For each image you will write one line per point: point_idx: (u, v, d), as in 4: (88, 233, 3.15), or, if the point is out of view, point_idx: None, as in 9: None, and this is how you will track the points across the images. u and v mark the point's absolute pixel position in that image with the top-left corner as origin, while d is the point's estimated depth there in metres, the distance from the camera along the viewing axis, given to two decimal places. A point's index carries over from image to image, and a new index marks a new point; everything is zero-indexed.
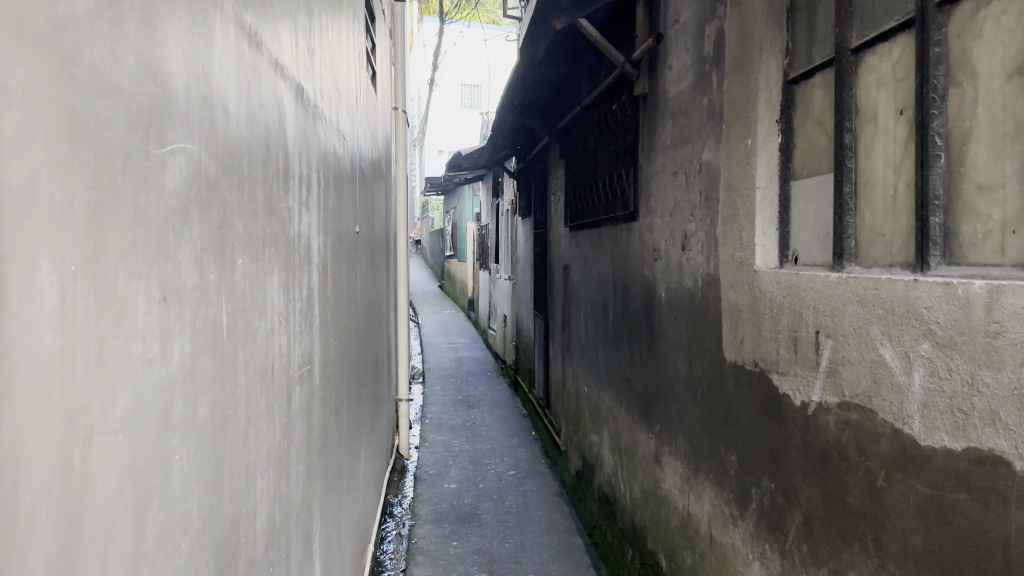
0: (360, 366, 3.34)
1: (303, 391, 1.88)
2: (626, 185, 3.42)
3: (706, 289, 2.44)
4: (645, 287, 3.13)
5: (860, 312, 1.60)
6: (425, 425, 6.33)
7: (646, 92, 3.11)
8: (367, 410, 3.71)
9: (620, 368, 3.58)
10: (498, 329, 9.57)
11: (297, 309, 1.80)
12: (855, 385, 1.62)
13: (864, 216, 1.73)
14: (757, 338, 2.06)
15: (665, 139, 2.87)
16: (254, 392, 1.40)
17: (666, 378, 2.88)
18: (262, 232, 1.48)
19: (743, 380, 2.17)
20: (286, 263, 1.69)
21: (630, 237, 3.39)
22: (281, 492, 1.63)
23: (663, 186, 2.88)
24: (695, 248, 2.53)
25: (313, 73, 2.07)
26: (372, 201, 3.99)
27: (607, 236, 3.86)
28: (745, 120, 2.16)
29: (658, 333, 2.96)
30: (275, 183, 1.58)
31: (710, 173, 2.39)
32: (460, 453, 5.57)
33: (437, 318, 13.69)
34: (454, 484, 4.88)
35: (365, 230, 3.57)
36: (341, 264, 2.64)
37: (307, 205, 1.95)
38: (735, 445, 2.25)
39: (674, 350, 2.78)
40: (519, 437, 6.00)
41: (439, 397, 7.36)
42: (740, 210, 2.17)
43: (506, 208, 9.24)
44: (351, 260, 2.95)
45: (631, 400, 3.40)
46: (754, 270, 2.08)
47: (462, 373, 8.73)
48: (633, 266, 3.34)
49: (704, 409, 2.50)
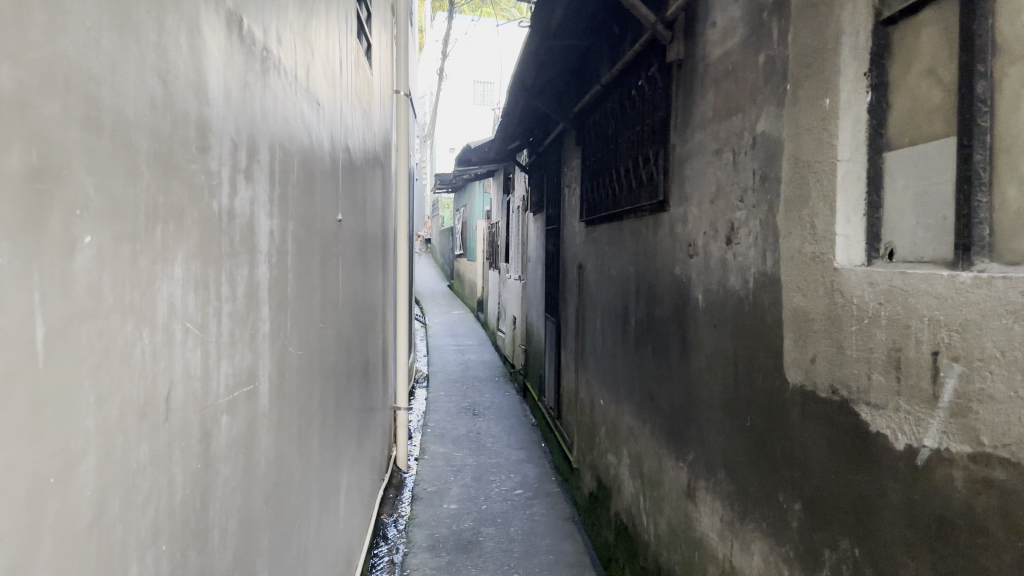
0: (342, 375, 2.87)
1: (237, 420, 1.41)
2: (654, 170, 2.93)
3: (759, 293, 1.96)
4: (676, 289, 2.64)
5: (1013, 327, 1.12)
6: (426, 434, 5.85)
7: (680, 59, 2.62)
8: (353, 425, 3.24)
9: (643, 384, 3.09)
10: (507, 332, 9.08)
11: (224, 312, 1.33)
12: (1000, 431, 1.14)
13: (1007, 195, 1.25)
14: (838, 357, 1.58)
15: (705, 113, 2.39)
16: (127, 440, 0.93)
17: (702, 398, 2.39)
18: (148, 200, 1.01)
19: (815, 409, 1.69)
20: (203, 247, 1.23)
21: (658, 232, 2.89)
22: (191, 568, 1.17)
23: (702, 168, 2.39)
24: (745, 241, 2.05)
25: (261, 9, 1.61)
26: (362, 189, 3.52)
27: (629, 230, 3.38)
28: (820, 75, 1.67)
29: (692, 343, 2.47)
30: (178, 133, 1.12)
31: (770, 147, 1.91)
32: (462, 468, 5.08)
33: (445, 319, 13.20)
34: (454, 504, 4.40)
35: (352, 222, 3.11)
36: (311, 257, 2.17)
37: (247, 175, 1.48)
38: (799, 490, 1.77)
39: (713, 364, 2.30)
40: (527, 451, 5.51)
41: (443, 405, 6.87)
42: (812, 191, 1.69)
43: (516, 205, 8.80)
44: (329, 253, 2.48)
45: (656, 420, 2.92)
46: (834, 269, 1.60)
47: (468, 379, 8.25)
48: (660, 264, 2.86)
49: (752, 439, 2.02)
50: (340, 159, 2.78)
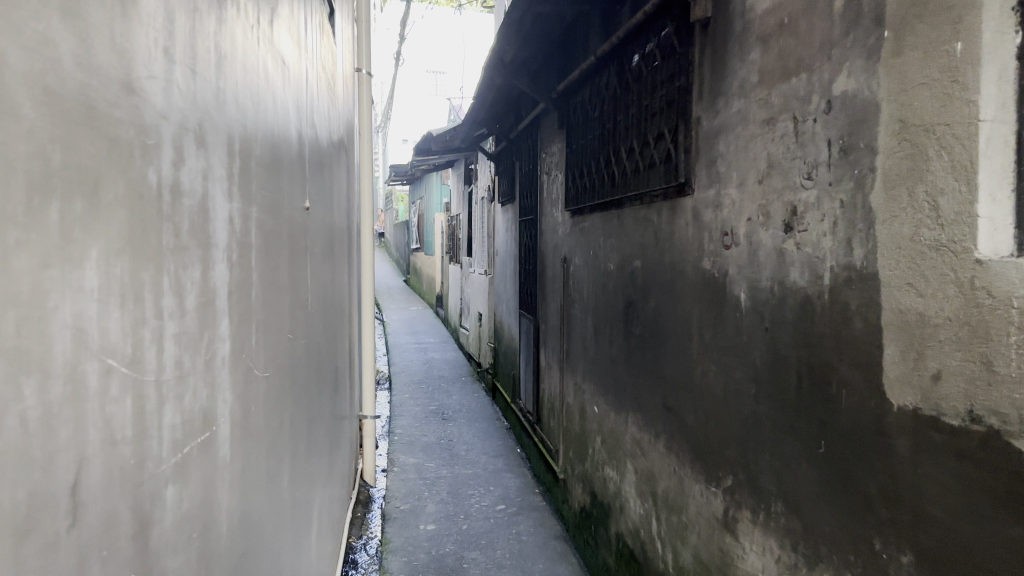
0: (312, 392, 2.44)
1: (189, 486, 1.00)
2: (667, 149, 2.53)
3: (845, 291, 1.58)
4: (705, 286, 2.26)
5: None
6: (393, 443, 5.41)
7: (708, 17, 2.24)
8: (322, 447, 2.81)
9: (657, 392, 2.71)
10: (472, 329, 8.66)
11: (169, 335, 0.91)
12: None
13: None
14: (984, 375, 1.22)
15: (747, 77, 2.02)
16: None
17: (746, 415, 2.02)
18: (30, 161, 0.59)
19: (940, 439, 1.33)
20: (133, 242, 0.80)
21: (676, 220, 2.51)
22: None
23: (743, 142, 2.02)
24: (815, 228, 1.69)
25: None
26: (328, 172, 3.06)
27: (631, 219, 2.99)
28: (945, 13, 1.31)
29: (731, 349, 2.09)
30: (87, 55, 0.69)
31: (862, 110, 1.53)
32: (436, 481, 4.65)
33: (402, 316, 12.70)
34: (431, 525, 3.98)
35: (319, 211, 2.66)
36: (279, 252, 1.73)
37: (198, 138, 1.05)
38: (910, 540, 1.41)
39: (762, 374, 1.93)
40: (505, 459, 5.11)
41: (409, 409, 6.43)
42: (935, 162, 1.33)
43: (480, 196, 8.38)
44: (297, 248, 2.04)
45: (673, 435, 2.55)
46: (976, 261, 1.23)
47: (432, 379, 7.81)
48: (679, 255, 2.48)
49: (830, 469, 1.66)
50: (306, 135, 2.33)
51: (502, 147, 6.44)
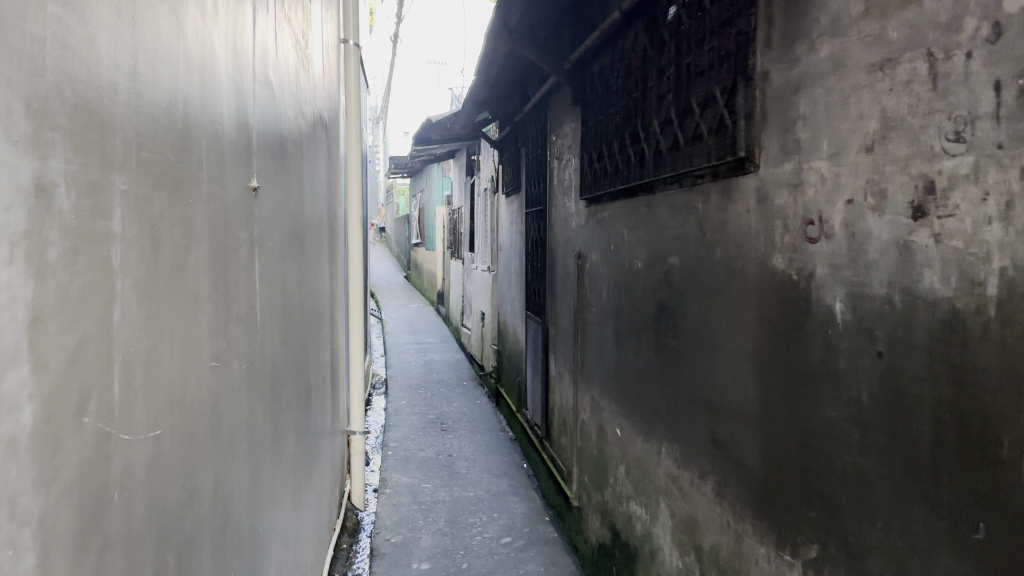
0: (268, 425, 1.91)
1: None
2: (718, 116, 1.99)
3: None
4: (776, 290, 1.73)
5: None
6: (386, 459, 4.87)
7: None
8: (288, 488, 2.27)
9: (701, 421, 2.17)
10: (475, 329, 8.12)
11: None
12: None
13: None
14: None
15: (842, 10, 1.49)
16: None
17: (843, 469, 1.49)
18: None
19: None
20: None
21: (728, 206, 1.97)
22: None
23: (837, 96, 1.49)
24: (972, 211, 1.16)
25: None
26: (297, 151, 2.52)
27: (662, 207, 2.45)
28: None
29: (822, 378, 1.56)
30: None
31: None
32: (432, 506, 4.12)
33: (401, 314, 12.13)
34: (426, 564, 3.44)
35: (280, 195, 2.12)
36: (189, 249, 1.19)
37: None
38: None
39: (873, 415, 1.40)
40: (510, 479, 4.56)
41: (405, 418, 5.90)
42: None
43: (483, 187, 7.84)
44: (232, 240, 1.50)
45: (726, 478, 2.02)
46: None
47: (431, 384, 7.27)
48: (731, 249, 1.94)
49: (996, 568, 1.12)
50: (256, 96, 1.79)
51: (507, 132, 5.89)
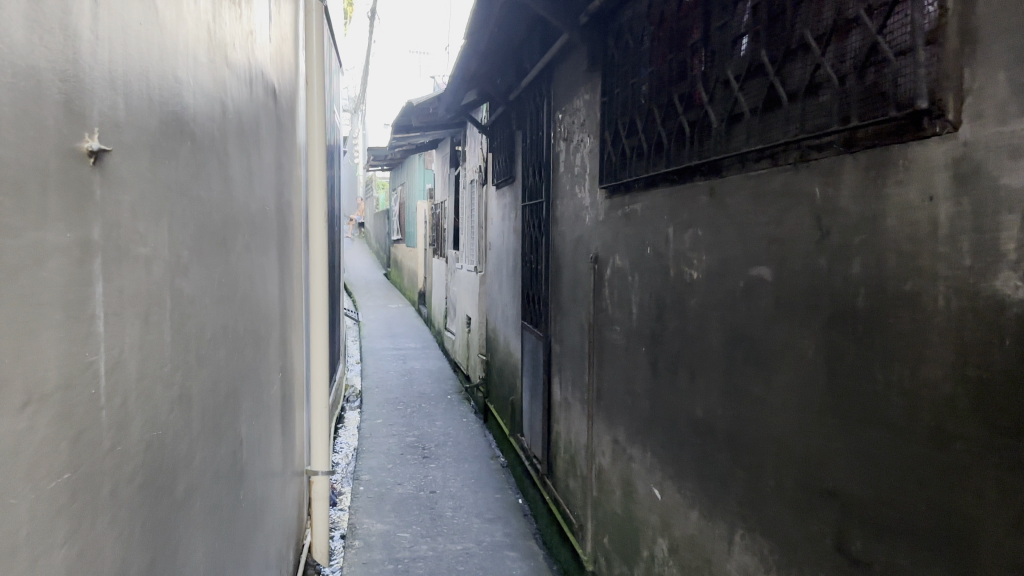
0: (140, 552, 1.15)
1: None
2: (866, 45, 1.27)
3: None
4: (1003, 336, 1.00)
5: None
6: (357, 498, 4.11)
7: None
8: None
9: (812, 518, 1.44)
10: (460, 335, 7.37)
11: None
12: None
13: None
14: None
15: None
16: None
17: None
18: None
19: None
20: None
21: (878, 191, 1.25)
22: None
23: None
24: None
25: None
26: (221, 111, 1.76)
27: (738, 195, 1.73)
28: None
29: None
30: None
31: None
32: (409, 568, 3.36)
33: (381, 316, 11.36)
34: None
35: (179, 170, 1.38)
36: None
37: None
38: None
39: None
40: (505, 526, 3.82)
41: (381, 442, 5.14)
42: None
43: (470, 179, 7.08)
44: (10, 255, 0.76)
45: None
46: None
47: (411, 398, 6.51)
48: (888, 259, 1.22)
49: None
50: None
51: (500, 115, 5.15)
